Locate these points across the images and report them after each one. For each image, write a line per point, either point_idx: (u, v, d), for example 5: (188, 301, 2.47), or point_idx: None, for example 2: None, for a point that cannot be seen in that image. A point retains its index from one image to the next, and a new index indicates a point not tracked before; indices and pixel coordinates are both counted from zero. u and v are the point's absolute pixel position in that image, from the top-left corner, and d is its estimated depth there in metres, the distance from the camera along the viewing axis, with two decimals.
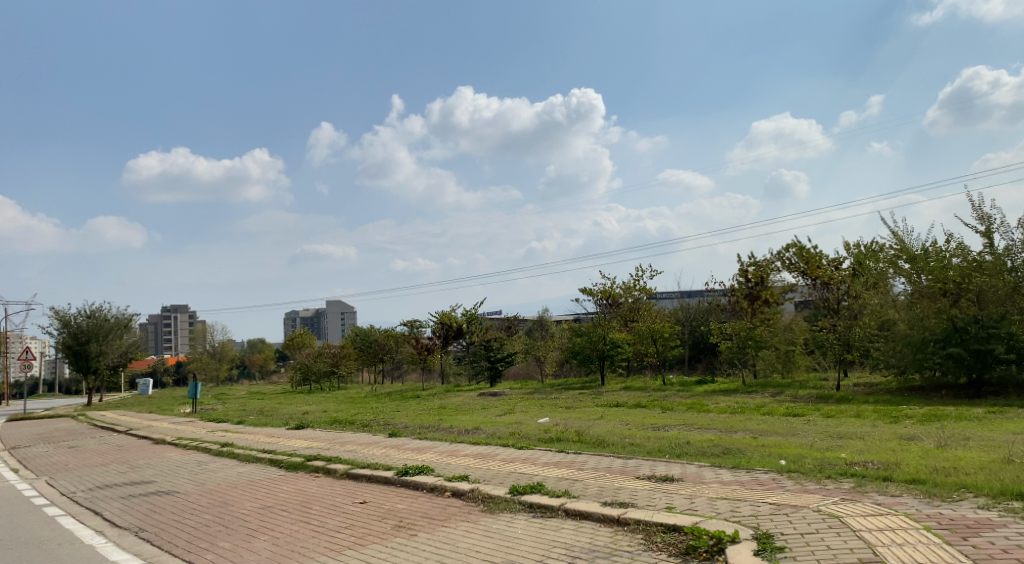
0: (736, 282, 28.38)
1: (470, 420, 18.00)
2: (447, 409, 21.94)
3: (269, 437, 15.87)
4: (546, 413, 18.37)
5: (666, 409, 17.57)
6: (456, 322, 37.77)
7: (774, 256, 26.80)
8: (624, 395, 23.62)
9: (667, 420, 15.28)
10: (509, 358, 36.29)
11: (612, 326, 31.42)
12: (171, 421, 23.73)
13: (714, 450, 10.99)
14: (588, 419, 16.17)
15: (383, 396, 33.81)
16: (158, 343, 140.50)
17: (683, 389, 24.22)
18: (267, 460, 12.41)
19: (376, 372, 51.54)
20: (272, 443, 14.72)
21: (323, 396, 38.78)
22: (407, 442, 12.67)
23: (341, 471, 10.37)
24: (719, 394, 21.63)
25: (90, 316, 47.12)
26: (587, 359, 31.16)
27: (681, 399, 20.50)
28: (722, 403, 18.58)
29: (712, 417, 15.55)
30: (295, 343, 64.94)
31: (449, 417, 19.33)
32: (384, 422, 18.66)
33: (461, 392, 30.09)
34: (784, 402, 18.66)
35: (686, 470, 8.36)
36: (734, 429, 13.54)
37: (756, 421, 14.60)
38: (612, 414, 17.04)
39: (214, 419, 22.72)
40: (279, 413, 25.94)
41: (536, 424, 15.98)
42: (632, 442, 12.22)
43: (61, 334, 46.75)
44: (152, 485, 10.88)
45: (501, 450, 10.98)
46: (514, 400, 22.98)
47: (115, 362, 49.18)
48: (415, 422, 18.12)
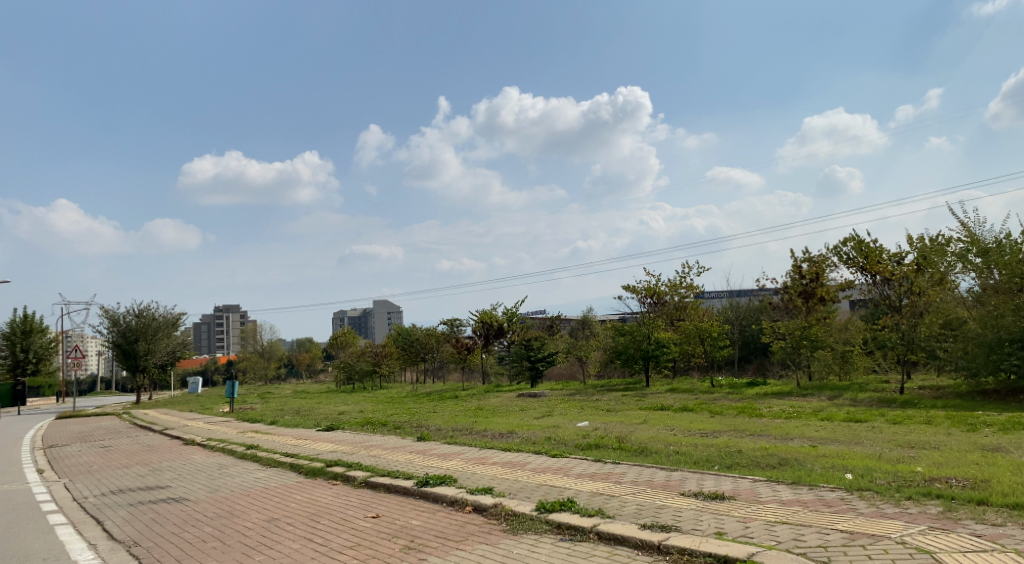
0: (790, 279, 26.76)
1: (506, 423, 17.17)
2: (484, 411, 21.16)
3: (297, 439, 15.33)
4: (586, 416, 17.42)
5: (715, 414, 16.42)
6: (497, 321, 36.97)
7: (831, 251, 25.21)
8: (670, 398, 22.48)
9: (716, 426, 14.17)
10: (550, 358, 35.45)
11: (657, 325, 30.15)
12: (207, 420, 23.55)
13: (768, 461, 9.89)
14: (630, 424, 15.17)
15: (421, 396, 33.29)
16: (210, 342, 143.87)
17: (733, 392, 22.80)
18: (288, 465, 11.82)
19: (417, 371, 51.23)
20: (297, 446, 14.14)
21: (364, 395, 38.47)
22: (434, 447, 11.91)
23: (359, 479, 9.63)
24: (772, 397, 20.31)
25: (138, 315, 47.96)
26: (630, 359, 29.92)
27: (730, 402, 19.27)
28: (776, 406, 17.29)
29: (765, 422, 14.38)
30: (339, 341, 65.18)
31: (486, 419, 18.54)
32: (418, 424, 17.97)
33: (500, 393, 29.32)
34: (843, 406, 17.27)
35: (738, 486, 7.35)
36: (789, 437, 12.37)
37: (814, 427, 13.36)
38: (656, 418, 15.99)
39: (248, 420, 22.38)
40: (316, 413, 25.57)
41: (574, 428, 15.05)
42: (677, 450, 11.20)
43: (111, 332, 47.76)
44: (166, 491, 10.35)
45: (533, 458, 10.08)
46: (554, 402, 22.08)
47: (163, 360, 49.98)
48: (448, 425, 17.35)
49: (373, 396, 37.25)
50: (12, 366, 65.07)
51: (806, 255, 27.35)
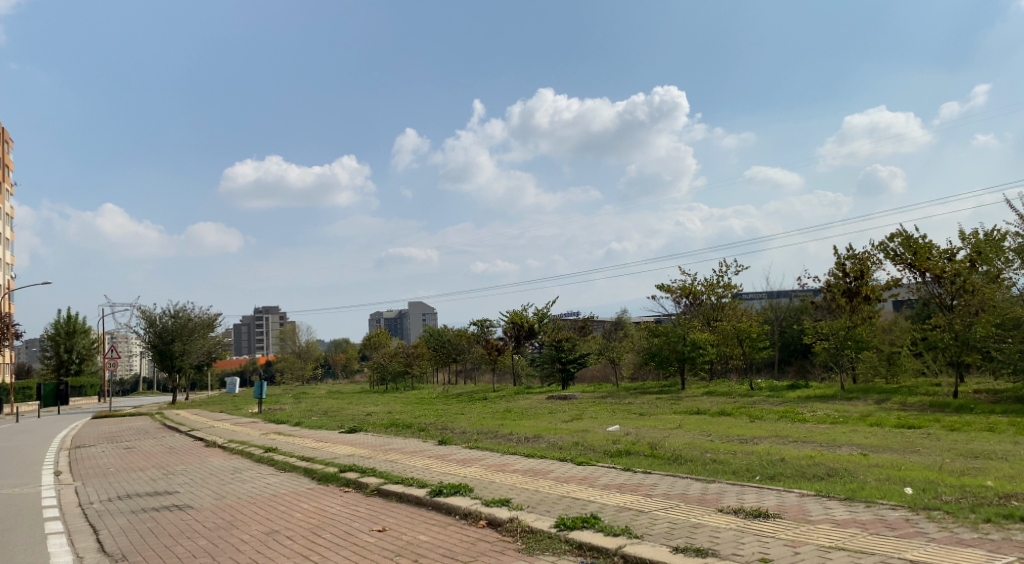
0: (832, 278, 25.45)
1: (534, 426, 16.48)
2: (513, 413, 20.49)
3: (316, 441, 14.84)
4: (617, 420, 16.61)
5: (754, 418, 15.48)
6: (527, 321, 36.21)
7: (876, 247, 23.89)
8: (706, 401, 21.52)
9: (756, 432, 13.28)
10: (582, 360, 34.73)
11: (693, 326, 29.11)
12: (234, 421, 23.35)
13: (815, 471, 9.00)
14: (663, 429, 14.35)
15: (450, 398, 32.76)
16: (249, 344, 146.18)
17: (772, 396, 21.66)
18: (302, 469, 11.28)
19: (449, 373, 50.81)
20: (315, 448, 13.64)
21: (394, 397, 38.15)
22: (454, 452, 11.28)
23: (371, 487, 9.03)
24: (815, 401, 19.24)
25: (174, 316, 48.48)
26: (665, 361, 28.93)
27: (771, 406, 18.26)
28: (819, 411, 16.23)
29: (809, 428, 13.43)
30: (372, 342, 65.23)
31: (514, 422, 17.87)
32: (443, 427, 17.39)
33: (530, 394, 28.59)
34: (893, 411, 16.14)
35: (784, 502, 6.55)
36: (836, 444, 11.43)
37: (862, 433, 12.37)
38: (692, 423, 15.12)
39: (275, 421, 22.09)
40: (344, 414, 25.22)
41: (604, 433, 14.27)
42: (713, 458, 10.36)
43: (147, 333, 48.37)
44: (173, 497, 9.91)
45: (556, 466, 9.36)
46: (584, 404, 21.31)
47: (198, 360, 50.44)
48: (473, 427, 16.72)
49: (404, 397, 36.90)
50: (57, 367, 66.66)
51: (849, 253, 26.10)
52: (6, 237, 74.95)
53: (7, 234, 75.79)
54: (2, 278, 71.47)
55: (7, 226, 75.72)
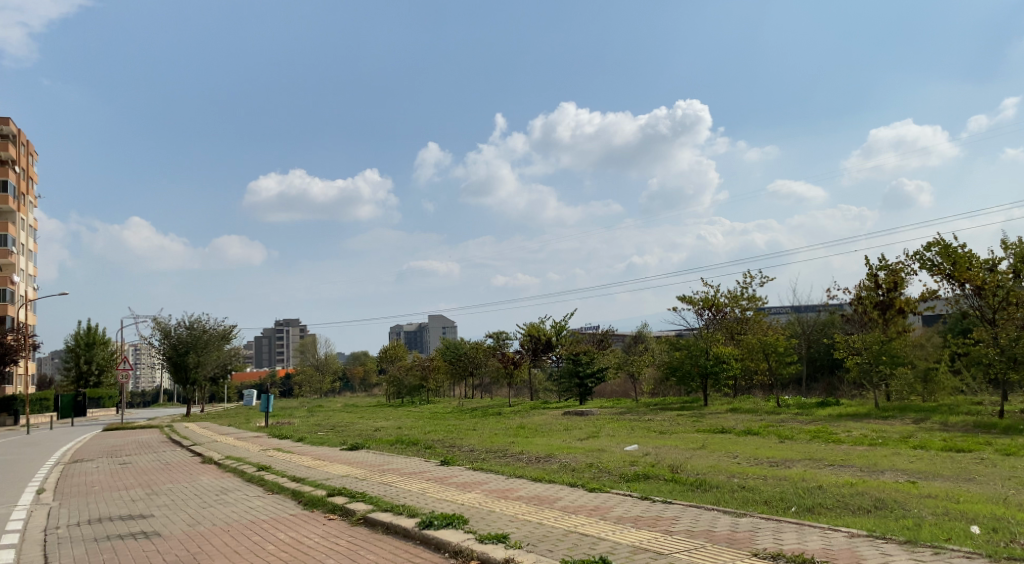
0: (864, 290, 24.21)
1: (546, 444, 15.49)
2: (526, 429, 19.50)
3: (314, 459, 14.00)
4: (635, 439, 15.56)
5: (784, 438, 14.33)
6: (545, 334, 35.25)
7: (911, 257, 22.56)
8: (731, 419, 20.31)
9: (788, 454, 12.18)
10: (600, 374, 33.52)
11: (716, 339, 27.89)
12: (238, 436, 22.64)
13: (860, 502, 7.91)
14: (686, 449, 13.28)
15: (463, 412, 31.79)
16: (270, 356, 146.88)
17: (802, 413, 20.41)
18: (290, 492, 10.42)
19: (466, 387, 49.83)
20: (310, 468, 12.79)
21: (409, 410, 37.28)
22: (456, 474, 10.37)
23: (358, 516, 8.13)
24: (848, 420, 17.97)
25: (189, 327, 48.15)
26: (687, 376, 27.71)
27: (801, 424, 17.05)
28: (855, 431, 15.03)
29: (846, 449, 12.28)
30: (389, 355, 64.49)
31: (527, 439, 16.88)
32: (451, 444, 16.45)
33: (546, 409, 27.57)
34: (935, 431, 14.85)
35: (831, 544, 5.52)
36: (878, 469, 10.30)
37: (906, 457, 11.21)
38: (716, 443, 14.02)
39: (280, 436, 21.31)
40: (353, 428, 24.41)
41: (621, 453, 13.24)
42: (742, 484, 9.29)
43: (163, 344, 48.08)
44: (145, 522, 9.10)
45: (565, 494, 8.37)
46: (601, 421, 20.26)
47: (213, 372, 50.00)
48: (482, 445, 15.76)
49: (417, 411, 35.98)
50: (76, 378, 66.79)
51: (882, 262, 24.79)
52: (30, 248, 75.79)
53: (31, 245, 76.49)
54: (25, 289, 72.02)
55: (30, 238, 76.43)
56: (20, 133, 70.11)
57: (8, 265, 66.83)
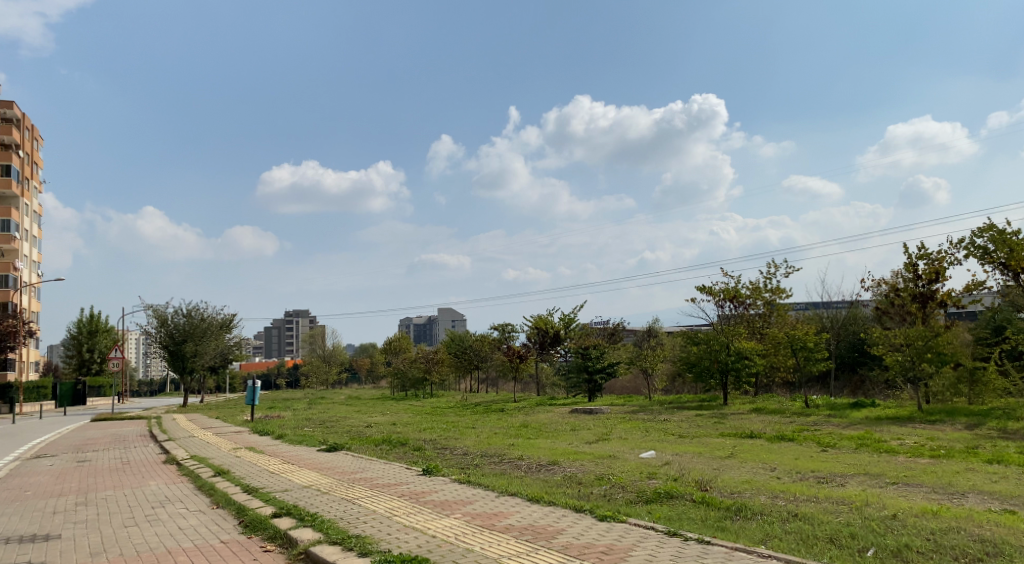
0: (902, 282, 22.04)
1: (550, 448, 13.60)
2: (530, 430, 17.61)
3: (282, 464, 12.19)
4: (650, 443, 13.65)
5: (825, 446, 12.35)
6: (553, 327, 33.57)
7: (956, 245, 20.36)
8: (757, 421, 18.39)
9: (835, 468, 10.20)
10: (610, 369, 31.57)
11: (738, 333, 25.82)
12: (218, 431, 20.91)
13: (962, 543, 5.94)
14: (711, 459, 11.37)
15: (465, 407, 30.06)
16: (280, 347, 146.22)
17: (835, 416, 18.40)
18: (234, 509, 8.58)
19: (472, 380, 47.99)
20: (272, 475, 11.00)
21: (409, 405, 35.48)
22: (435, 489, 8.53)
23: (299, 551, 6.29)
24: (889, 424, 15.96)
25: (186, 315, 46.59)
26: (705, 373, 25.78)
27: (839, 429, 15.10)
28: (906, 439, 13.04)
29: (905, 463, 10.29)
30: (393, 347, 62.89)
31: (530, 441, 15.00)
32: (443, 446, 14.60)
33: (554, 406, 25.64)
34: (1000, 441, 12.77)
35: None
36: (957, 491, 8.30)
37: (984, 474, 9.20)
38: (746, 451, 12.08)
39: (262, 432, 19.53)
40: (345, 424, 22.60)
41: (636, 462, 11.34)
42: (793, 512, 7.36)
43: (159, 333, 46.55)
44: (43, 548, 7.28)
45: (567, 525, 6.48)
46: (612, 422, 18.41)
47: (211, 361, 48.37)
48: (478, 448, 13.91)
49: (418, 405, 34.23)
50: (78, 366, 65.43)
51: (921, 251, 22.62)
52: (33, 234, 74.49)
53: (35, 232, 75.27)
54: (28, 275, 70.70)
55: (35, 224, 75.18)
56: (24, 117, 68.58)
57: (11, 252, 65.45)
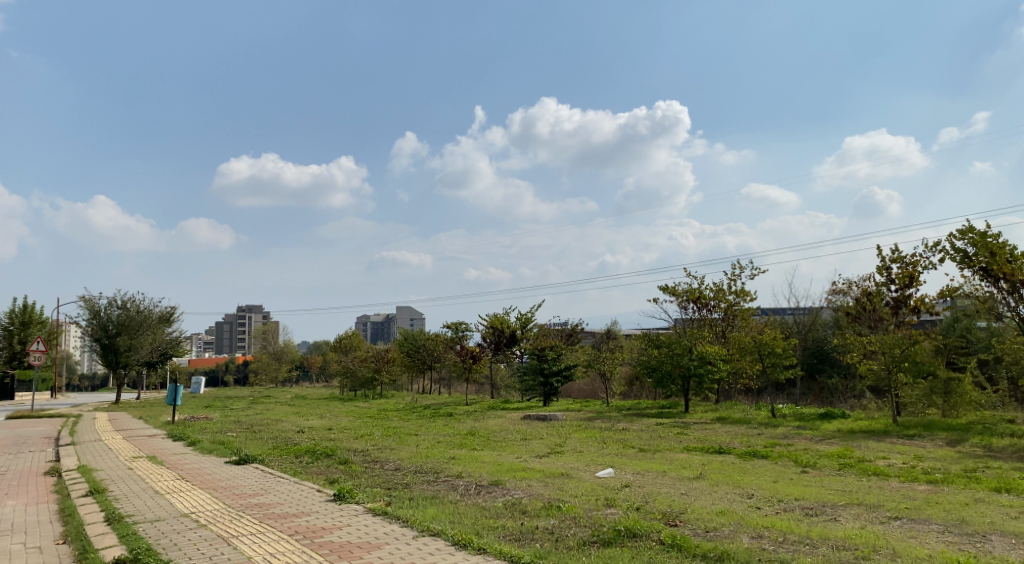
0: (875, 286, 20.93)
1: (495, 463, 11.96)
2: (476, 439, 15.95)
3: (173, 481, 10.14)
4: (607, 459, 12.11)
5: (805, 467, 10.96)
6: (509, 327, 32.04)
7: (934, 248, 19.30)
8: (721, 433, 17.05)
9: (822, 495, 8.76)
10: (567, 372, 30.07)
11: (701, 337, 24.57)
12: (127, 434, 18.66)
13: None
14: (677, 481, 9.85)
15: (412, 411, 28.22)
16: (232, 343, 142.19)
17: (805, 428, 17.13)
18: (79, 544, 6.60)
19: (424, 381, 46.10)
20: (154, 495, 8.99)
21: (356, 407, 33.51)
22: (339, 526, 6.72)
23: None
24: (865, 439, 14.78)
25: (121, 307, 43.61)
26: (666, 378, 24.35)
27: (812, 444, 13.82)
28: (888, 458, 11.76)
29: (901, 491, 8.91)
30: (344, 345, 60.67)
31: (474, 453, 13.32)
32: (374, 458, 12.82)
33: (505, 411, 24.03)
34: (990, 461, 11.58)
35: None
36: (977, 531, 6.89)
37: (997, 507, 7.87)
38: (717, 472, 10.59)
39: (177, 437, 17.40)
40: (275, 428, 20.60)
41: (591, 483, 9.76)
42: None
43: (91, 325, 43.43)
44: None
45: None
46: (566, 430, 16.87)
47: (147, 357, 45.37)
48: (412, 463, 12.15)
49: (363, 408, 32.27)
50: (8, 359, 61.04)
51: (896, 253, 21.61)
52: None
53: None
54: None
55: None
56: None
57: None
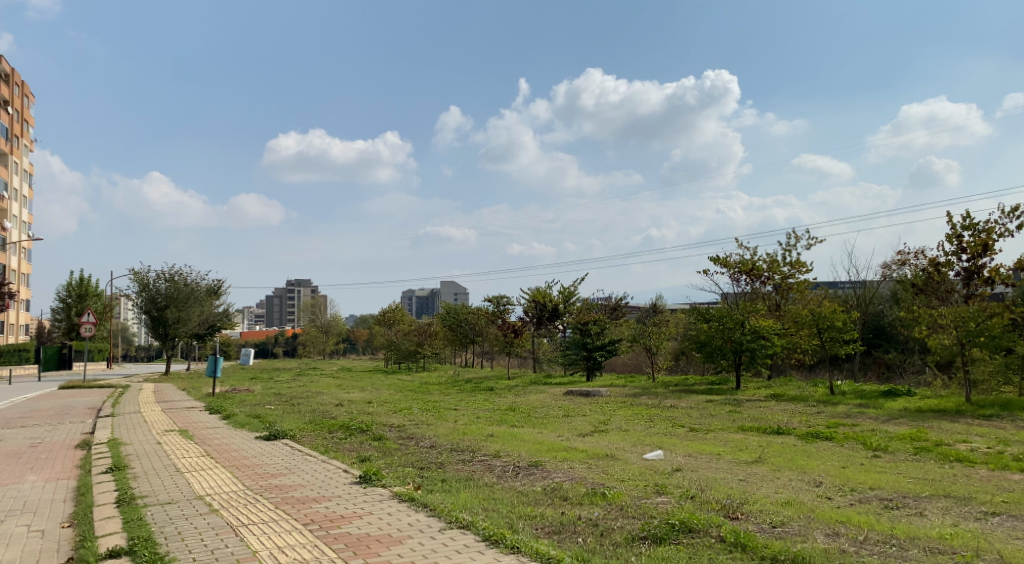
0: (946, 255, 19.41)
1: (536, 441, 11.24)
2: (517, 415, 15.26)
3: (197, 458, 9.65)
4: (656, 438, 11.27)
5: (876, 450, 9.95)
6: (551, 301, 31.18)
7: (1012, 214, 17.73)
8: (777, 411, 16.01)
9: (902, 485, 7.77)
10: (611, 347, 29.14)
11: (754, 310, 23.40)
12: (166, 406, 18.55)
13: None
14: (733, 465, 8.96)
15: (453, 385, 27.72)
16: (281, 316, 144.96)
17: (869, 407, 15.97)
18: (82, 528, 6.03)
19: (467, 354, 45.77)
20: (173, 474, 8.48)
21: (398, 380, 33.29)
22: (359, 516, 6.05)
23: None
24: (937, 419, 13.60)
25: (169, 280, 44.25)
26: (716, 353, 23.25)
27: (878, 425, 12.73)
28: (968, 441, 10.64)
29: (991, 480, 7.86)
30: (387, 318, 60.80)
31: (514, 430, 12.62)
32: (409, 434, 12.23)
33: (547, 386, 23.31)
34: None
35: None
36: None
37: None
38: (777, 455, 9.65)
39: (215, 410, 17.17)
40: (315, 402, 20.31)
41: (639, 466, 8.96)
42: None
43: (141, 298, 44.21)
44: None
45: None
46: (611, 407, 16.04)
47: (196, 330, 45.95)
48: (449, 440, 11.53)
49: (405, 381, 32.03)
50: (66, 331, 62.97)
51: (967, 220, 20.02)
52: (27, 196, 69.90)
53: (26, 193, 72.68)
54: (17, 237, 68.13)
55: (26, 184, 69.02)
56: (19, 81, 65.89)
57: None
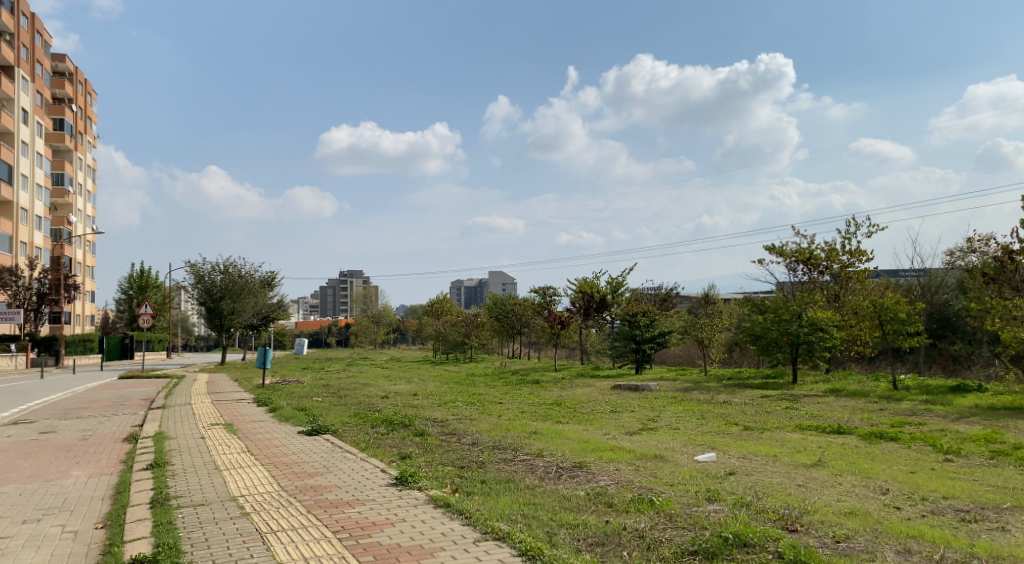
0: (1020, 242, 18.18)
1: (581, 438, 10.85)
2: (562, 410, 14.87)
3: (238, 454, 9.57)
4: (707, 438, 10.74)
5: (947, 453, 9.23)
6: (600, 292, 30.63)
7: None
8: (835, 407, 15.23)
9: (979, 494, 7.12)
10: (661, 339, 28.48)
11: (812, 301, 22.43)
12: (217, 398, 18.81)
13: None
14: (790, 469, 8.40)
15: (501, 377, 27.49)
16: (334, 307, 147.58)
17: (936, 404, 15.05)
18: (113, 531, 5.91)
19: (515, 345, 45.54)
20: (211, 472, 8.39)
21: (445, 372, 33.28)
22: (390, 523, 5.78)
23: None
24: (1013, 418, 12.67)
25: (223, 272, 45.23)
26: (772, 346, 22.40)
27: (947, 425, 11.92)
28: None
29: None
30: (436, 309, 61.04)
31: (558, 427, 12.25)
32: (451, 430, 11.97)
33: (595, 379, 22.86)
34: None
35: None
36: None
37: None
38: (838, 458, 9.04)
39: (262, 402, 17.28)
40: (361, 394, 20.32)
41: (689, 469, 8.49)
42: None
43: (198, 290, 45.35)
44: None
45: None
46: (660, 402, 15.51)
47: (251, 321, 46.91)
48: (490, 436, 11.22)
49: (452, 372, 32.01)
50: (129, 321, 65.32)
51: None
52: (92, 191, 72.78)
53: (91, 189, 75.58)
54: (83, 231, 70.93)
55: (91, 180, 71.97)
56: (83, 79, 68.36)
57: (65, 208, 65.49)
